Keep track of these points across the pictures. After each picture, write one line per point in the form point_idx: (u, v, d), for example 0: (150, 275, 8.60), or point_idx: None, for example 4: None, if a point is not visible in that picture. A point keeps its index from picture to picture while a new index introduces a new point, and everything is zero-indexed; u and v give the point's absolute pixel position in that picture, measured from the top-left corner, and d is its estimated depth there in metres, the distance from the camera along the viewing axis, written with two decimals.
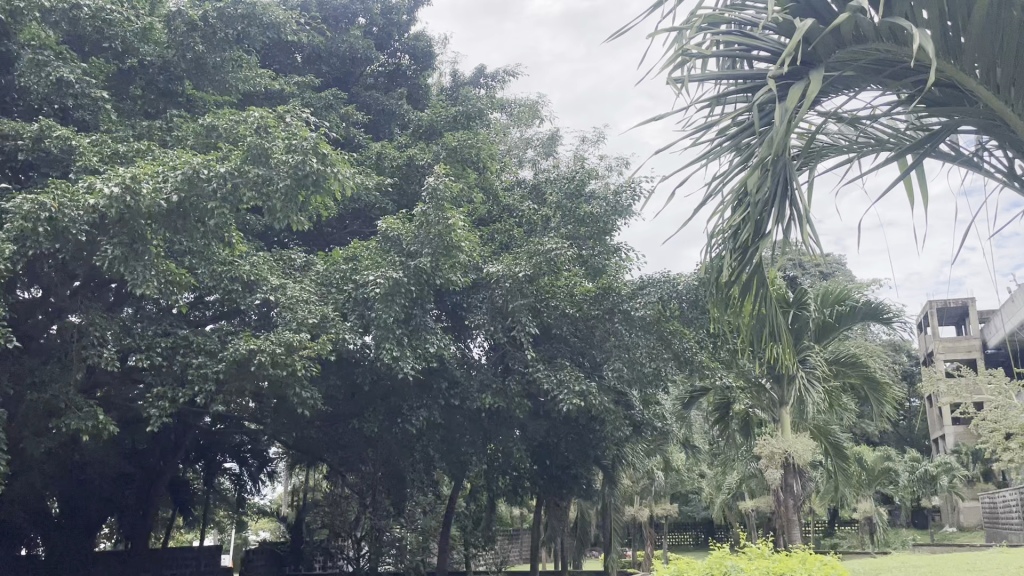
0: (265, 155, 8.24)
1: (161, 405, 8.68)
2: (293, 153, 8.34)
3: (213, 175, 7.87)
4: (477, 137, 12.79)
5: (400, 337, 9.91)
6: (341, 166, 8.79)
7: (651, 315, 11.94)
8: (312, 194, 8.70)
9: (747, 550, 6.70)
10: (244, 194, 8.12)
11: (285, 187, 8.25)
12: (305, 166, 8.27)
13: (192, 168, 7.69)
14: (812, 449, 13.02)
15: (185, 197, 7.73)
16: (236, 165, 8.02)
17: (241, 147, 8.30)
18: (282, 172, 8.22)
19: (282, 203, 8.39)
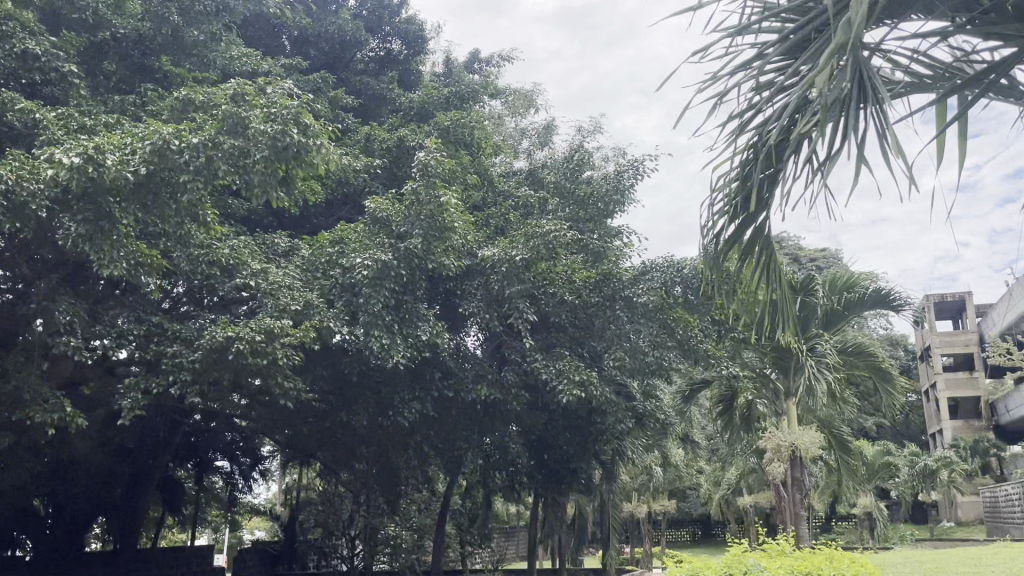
0: (243, 124, 7.69)
1: (133, 397, 8.13)
2: (272, 123, 7.78)
3: (184, 146, 7.26)
4: (470, 119, 12.26)
5: (390, 324, 9.34)
6: (325, 139, 8.24)
7: (653, 302, 11.41)
8: (294, 168, 8.12)
9: (767, 547, 6.17)
10: (220, 167, 7.52)
11: (263, 159, 7.69)
12: (285, 136, 7.72)
13: (161, 138, 7.12)
14: (819, 442, 12.53)
15: (156, 170, 7.18)
16: (211, 135, 7.49)
17: (217, 116, 7.77)
18: (260, 142, 7.67)
19: (261, 175, 7.84)
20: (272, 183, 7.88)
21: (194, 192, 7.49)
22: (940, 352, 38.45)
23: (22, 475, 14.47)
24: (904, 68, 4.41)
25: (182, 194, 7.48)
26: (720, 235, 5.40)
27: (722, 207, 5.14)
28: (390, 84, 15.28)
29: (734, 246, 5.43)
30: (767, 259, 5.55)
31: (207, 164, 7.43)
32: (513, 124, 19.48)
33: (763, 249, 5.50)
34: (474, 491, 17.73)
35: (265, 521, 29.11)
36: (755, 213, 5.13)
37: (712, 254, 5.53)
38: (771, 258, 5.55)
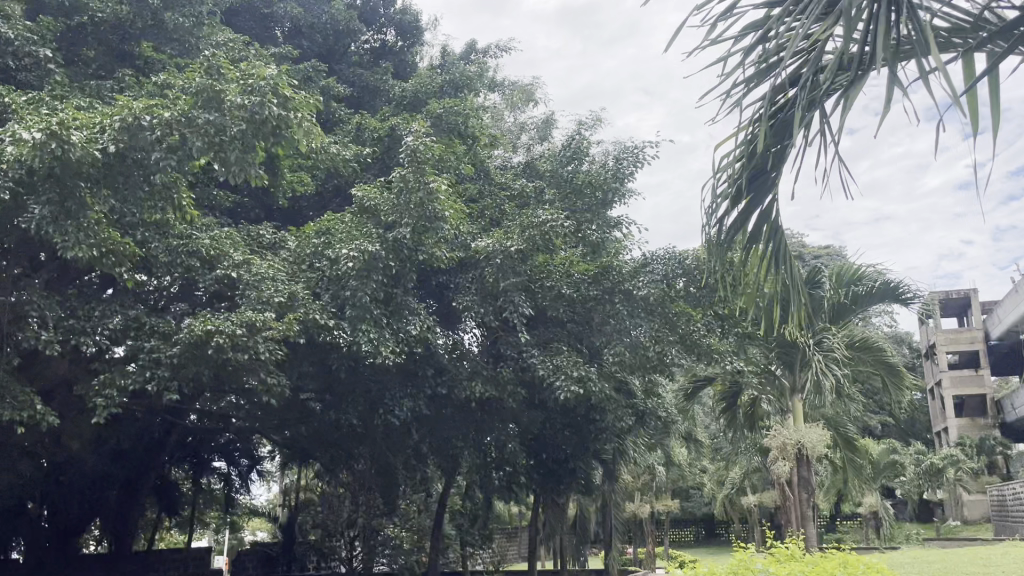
0: (218, 98, 7.26)
1: (108, 394, 7.75)
2: (248, 95, 7.36)
3: (156, 123, 6.88)
4: (463, 106, 11.86)
5: (378, 318, 8.96)
6: (308, 114, 7.83)
7: (654, 295, 11.03)
8: (274, 145, 7.70)
9: (775, 551, 5.75)
10: (195, 144, 7.14)
11: (241, 133, 7.27)
12: (263, 108, 7.28)
13: (131, 114, 6.80)
14: (825, 440, 12.21)
15: (125, 149, 6.87)
16: (183, 109, 7.12)
17: (191, 90, 7.36)
18: (236, 116, 7.24)
19: (239, 152, 7.39)
20: (249, 160, 7.44)
21: (167, 171, 7.10)
22: (945, 346, 38.46)
23: (10, 477, 14.14)
24: (937, 13, 4.00)
25: (154, 175, 7.08)
26: (722, 223, 4.96)
27: (724, 191, 4.73)
28: (385, 74, 14.87)
29: (737, 235, 4.99)
30: (773, 252, 5.09)
31: (180, 141, 7.02)
32: (512, 118, 19.06)
33: (768, 240, 5.05)
34: (472, 491, 17.33)
35: (264, 522, 28.84)
36: (758, 198, 4.68)
37: (713, 245, 5.08)
38: (777, 251, 5.08)
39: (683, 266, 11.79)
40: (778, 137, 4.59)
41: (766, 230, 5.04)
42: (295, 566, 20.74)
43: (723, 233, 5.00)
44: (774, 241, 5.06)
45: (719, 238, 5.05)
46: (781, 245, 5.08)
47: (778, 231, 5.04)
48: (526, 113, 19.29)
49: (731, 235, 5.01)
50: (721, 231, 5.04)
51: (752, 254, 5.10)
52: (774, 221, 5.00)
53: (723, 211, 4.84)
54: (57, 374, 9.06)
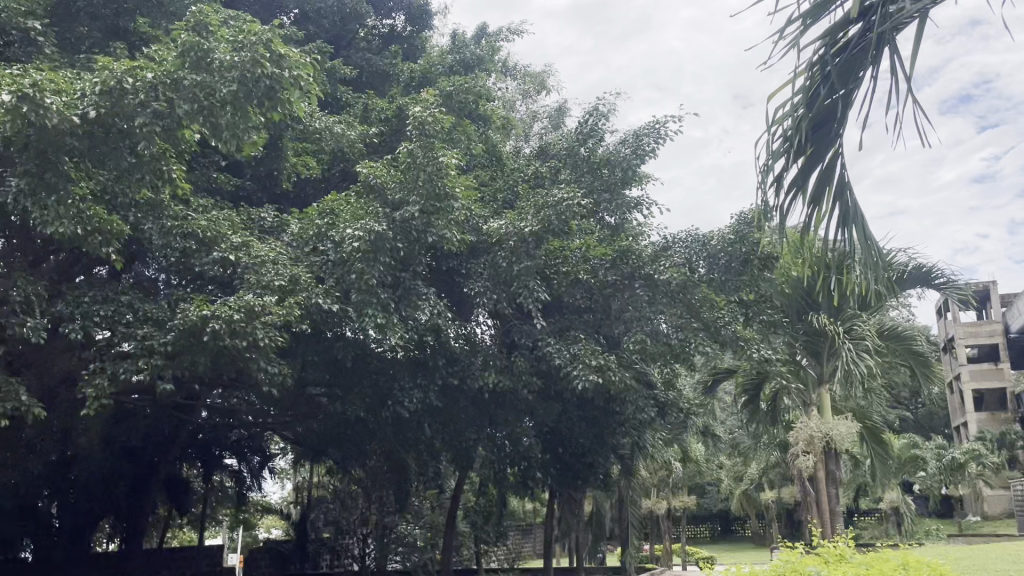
0: (208, 58, 6.81)
1: (98, 384, 7.28)
2: (239, 53, 6.88)
3: (139, 86, 6.44)
4: (475, 83, 11.49)
5: (386, 303, 8.45)
6: (306, 72, 7.34)
7: (676, 280, 10.46)
8: (270, 111, 7.21)
9: (824, 550, 5.22)
10: (182, 111, 6.64)
11: (231, 95, 6.76)
12: (256, 68, 6.81)
13: (113, 76, 6.35)
14: (853, 432, 11.70)
15: (107, 116, 6.41)
16: (169, 71, 6.65)
17: (179, 51, 6.90)
18: (227, 76, 6.77)
19: (231, 117, 6.91)
20: (243, 125, 7.01)
21: (154, 140, 6.60)
22: (964, 340, 37.84)
23: (16, 473, 13.81)
24: None
25: (140, 144, 6.60)
26: (781, 184, 4.38)
27: (780, 148, 4.20)
28: (393, 58, 14.32)
29: (796, 198, 4.42)
30: (839, 218, 4.47)
31: (168, 107, 6.57)
32: (524, 106, 18.55)
33: (833, 202, 4.45)
34: (486, 487, 16.82)
35: (276, 520, 28.47)
36: (819, 154, 4.16)
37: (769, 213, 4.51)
38: (844, 217, 4.46)
39: (705, 248, 11.23)
40: (842, 82, 4.07)
41: (829, 192, 4.47)
42: (308, 564, 20.33)
43: (782, 198, 4.42)
44: (839, 203, 4.47)
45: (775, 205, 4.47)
46: (847, 209, 4.49)
47: (843, 193, 4.46)
48: (538, 102, 18.80)
49: (790, 200, 4.43)
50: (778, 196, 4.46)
51: (814, 221, 4.49)
52: (837, 179, 4.42)
53: (780, 170, 4.30)
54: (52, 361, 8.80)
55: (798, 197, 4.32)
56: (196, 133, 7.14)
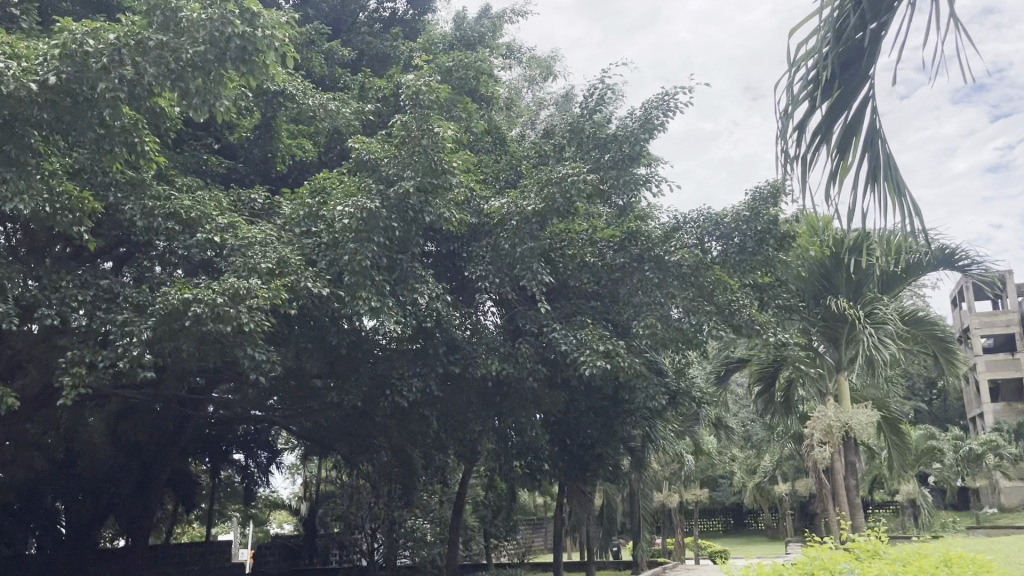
0: (175, 18, 6.38)
1: (73, 372, 6.89)
2: (208, 11, 6.42)
3: (100, 48, 6.02)
4: (475, 59, 11.07)
5: (382, 286, 7.96)
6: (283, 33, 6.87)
7: (688, 261, 9.92)
8: (245, 76, 6.74)
9: (853, 546, 4.73)
10: (149, 76, 6.23)
11: (198, 57, 6.32)
12: (225, 27, 6.33)
13: (72, 39, 5.93)
14: (873, 422, 11.20)
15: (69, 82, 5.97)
16: (132, 31, 6.20)
17: (145, 10, 6.47)
18: (196, 37, 6.34)
19: (201, 82, 6.48)
20: (216, 90, 6.55)
21: (120, 107, 6.14)
22: (979, 330, 37.05)
23: (18, 468, 13.54)
24: None
25: (105, 113, 6.18)
26: (803, 134, 3.95)
27: (803, 87, 3.79)
28: (394, 39, 13.83)
29: (820, 151, 3.97)
30: (867, 171, 3.98)
31: (134, 72, 6.14)
32: (530, 91, 18.03)
33: (861, 154, 3.98)
34: (494, 480, 16.39)
35: (285, 515, 28.15)
36: (848, 93, 3.75)
37: (789, 165, 4.04)
38: (872, 169, 3.98)
39: (719, 229, 10.71)
40: (871, 16, 3.69)
41: (856, 142, 4.01)
42: (317, 559, 20.01)
43: (804, 147, 3.96)
44: (868, 155, 4.00)
45: (796, 156, 4.01)
46: (877, 161, 4.02)
47: (871, 144, 4.00)
48: (544, 88, 18.29)
49: (813, 150, 3.97)
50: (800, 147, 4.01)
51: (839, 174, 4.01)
52: (864, 129, 4.01)
53: (803, 115, 3.87)
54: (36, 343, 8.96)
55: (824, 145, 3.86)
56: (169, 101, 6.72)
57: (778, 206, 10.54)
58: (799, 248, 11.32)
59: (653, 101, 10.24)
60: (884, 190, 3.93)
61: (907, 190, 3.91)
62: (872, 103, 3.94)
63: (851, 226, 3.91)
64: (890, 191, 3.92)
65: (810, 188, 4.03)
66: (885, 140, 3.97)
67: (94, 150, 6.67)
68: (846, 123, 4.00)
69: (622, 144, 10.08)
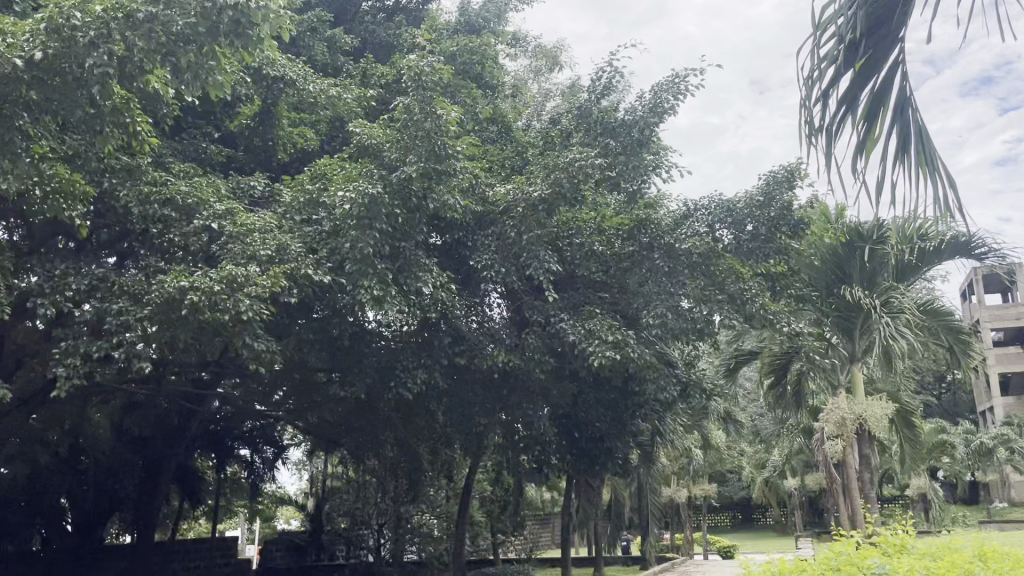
0: None
1: (68, 362, 6.71)
2: None
3: (88, 23, 5.81)
4: (479, 44, 10.85)
5: (385, 274, 7.72)
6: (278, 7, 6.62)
7: (698, 249, 9.70)
8: (239, 51, 6.49)
9: (879, 540, 4.48)
10: (139, 52, 6.02)
11: (189, 30, 6.09)
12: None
13: (59, 14, 5.73)
14: (888, 414, 10.90)
15: (55, 58, 5.77)
16: (121, 4, 5.98)
17: None
18: (187, 10, 6.10)
19: (194, 57, 6.23)
20: (207, 65, 6.30)
21: (108, 84, 5.93)
22: (990, 322, 36.55)
23: (22, 464, 13.41)
24: None
25: (94, 92, 5.99)
26: (827, 104, 3.71)
27: (829, 51, 3.57)
28: (398, 28, 13.58)
29: (846, 122, 3.72)
30: (896, 143, 3.73)
31: (123, 47, 5.93)
32: (536, 82, 17.77)
33: (889, 126, 3.74)
34: (501, 475, 16.18)
35: (292, 511, 28.01)
36: (877, 56, 3.51)
37: (813, 138, 3.81)
38: (902, 141, 3.73)
39: (733, 216, 10.50)
40: None
41: (885, 113, 3.76)
42: (323, 554, 19.85)
43: (829, 118, 3.72)
44: (897, 127, 3.75)
45: (821, 128, 3.77)
46: (906, 133, 3.76)
47: (901, 116, 3.75)
48: (550, 79, 18.00)
49: (839, 121, 3.73)
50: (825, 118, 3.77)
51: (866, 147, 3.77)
52: (894, 100, 3.76)
53: (828, 82, 3.64)
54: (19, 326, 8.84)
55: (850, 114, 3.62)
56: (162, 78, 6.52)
57: (792, 191, 10.32)
58: (814, 237, 11.02)
59: (662, 84, 9.97)
60: (914, 164, 3.67)
61: (939, 164, 3.65)
62: (901, 71, 3.70)
63: (878, 202, 3.66)
64: (920, 164, 3.67)
65: (835, 162, 3.78)
66: (916, 110, 3.72)
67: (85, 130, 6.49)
68: (876, 94, 3.75)
69: (630, 128, 9.85)
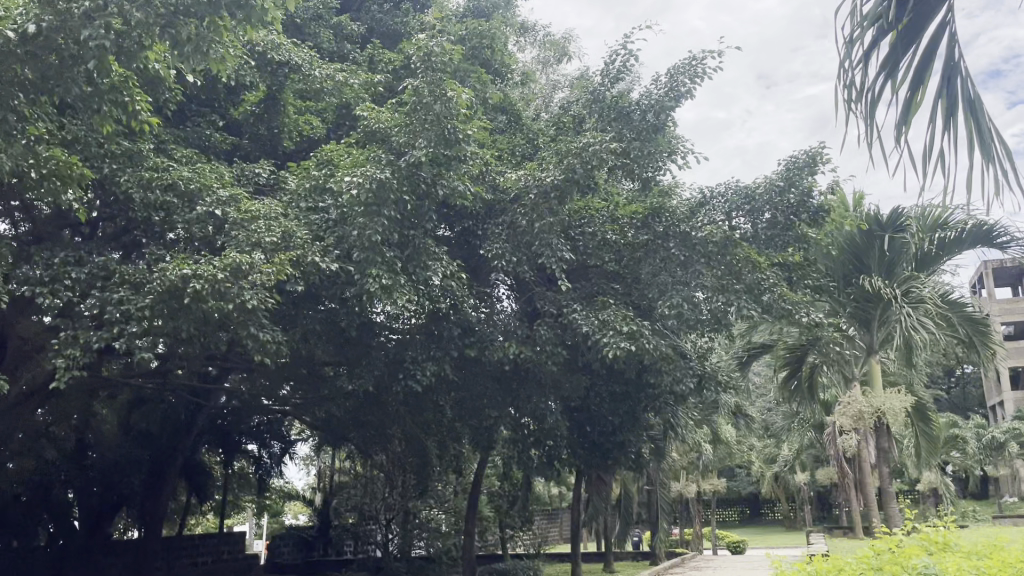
0: None
1: (66, 352, 6.51)
2: None
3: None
4: (488, 28, 10.59)
5: (394, 263, 7.48)
6: None
7: (713, 237, 9.47)
8: (243, 25, 6.24)
9: (919, 536, 4.24)
10: (138, 25, 5.82)
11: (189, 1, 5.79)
12: None
13: None
14: (908, 407, 10.60)
15: (50, 32, 5.57)
16: None
17: None
18: None
19: (194, 29, 5.91)
20: (210, 38, 5.96)
21: (104, 59, 5.70)
22: (1001, 316, 36.04)
23: (28, 460, 13.27)
24: None
25: (90, 67, 5.79)
26: (868, 71, 3.49)
27: (871, 12, 3.35)
28: (404, 14, 13.25)
29: (888, 90, 3.49)
30: (943, 111, 3.49)
31: (120, 20, 5.72)
32: (544, 72, 17.43)
33: (935, 93, 3.50)
34: (510, 469, 15.94)
35: (298, 507, 27.84)
36: (923, 15, 3.29)
37: (853, 106, 3.58)
38: (948, 109, 3.48)
39: (751, 204, 10.35)
40: None
41: (930, 79, 3.53)
42: (331, 550, 19.67)
43: (870, 82, 3.49)
44: (944, 96, 3.51)
45: (860, 94, 3.54)
46: (952, 100, 3.52)
47: (948, 81, 3.50)
48: (559, 70, 17.66)
49: (879, 88, 3.50)
50: (866, 84, 3.54)
51: (909, 115, 3.53)
52: (941, 67, 3.51)
53: (869, 44, 3.42)
54: (22, 319, 8.65)
55: (892, 78, 3.38)
56: (162, 55, 6.32)
57: (813, 176, 10.11)
58: (833, 225, 10.73)
59: (678, 67, 9.71)
60: (961, 133, 3.43)
61: (989, 134, 3.40)
62: (949, 35, 3.46)
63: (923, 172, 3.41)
64: (968, 133, 3.42)
65: (875, 132, 3.55)
66: (965, 77, 3.47)
67: (83, 109, 6.31)
68: (922, 62, 3.51)
69: (645, 112, 9.59)
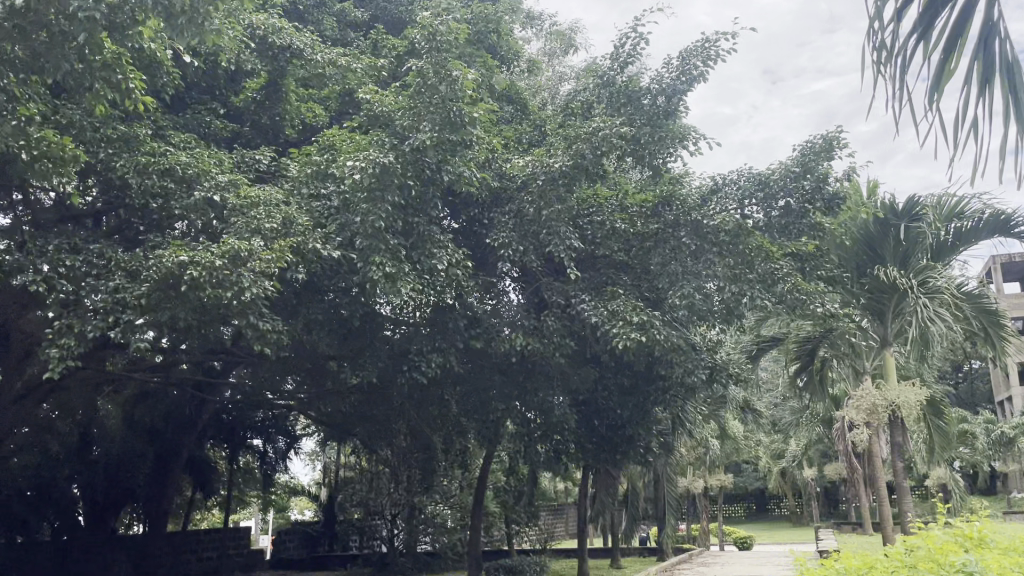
0: None
1: (61, 342, 6.32)
2: None
3: None
4: (495, 12, 10.35)
5: (397, 250, 7.27)
6: None
7: (725, 225, 9.23)
8: None
9: (952, 531, 4.02)
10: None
11: None
12: None
13: None
14: (922, 400, 10.33)
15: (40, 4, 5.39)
16: None
17: None
18: None
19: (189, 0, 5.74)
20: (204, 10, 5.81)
21: (95, 33, 5.52)
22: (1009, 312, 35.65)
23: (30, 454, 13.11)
24: None
25: (81, 41, 5.62)
26: (898, 32, 3.27)
27: None
28: None
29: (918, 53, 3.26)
30: (978, 77, 3.25)
31: None
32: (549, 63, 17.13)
33: (971, 58, 3.26)
34: (516, 464, 15.72)
35: (303, 502, 27.70)
36: None
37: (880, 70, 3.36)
38: (984, 75, 3.24)
39: (766, 190, 10.06)
40: None
41: (964, 42, 3.29)
42: (336, 545, 19.52)
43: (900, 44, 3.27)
44: (979, 61, 3.27)
45: (889, 56, 3.32)
46: (989, 66, 3.28)
47: (985, 45, 3.25)
48: (565, 61, 17.40)
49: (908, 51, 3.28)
50: (895, 46, 3.32)
51: (941, 80, 3.30)
52: (978, 30, 3.28)
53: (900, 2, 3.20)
54: (22, 313, 8.49)
55: (923, 39, 3.16)
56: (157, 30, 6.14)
57: (829, 162, 9.83)
58: (847, 213, 10.44)
59: (690, 49, 9.47)
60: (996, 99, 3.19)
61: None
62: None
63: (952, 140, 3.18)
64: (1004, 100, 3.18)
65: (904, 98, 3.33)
66: (1004, 41, 3.23)
67: (76, 88, 6.13)
68: (958, 24, 3.27)
69: (655, 97, 9.34)
